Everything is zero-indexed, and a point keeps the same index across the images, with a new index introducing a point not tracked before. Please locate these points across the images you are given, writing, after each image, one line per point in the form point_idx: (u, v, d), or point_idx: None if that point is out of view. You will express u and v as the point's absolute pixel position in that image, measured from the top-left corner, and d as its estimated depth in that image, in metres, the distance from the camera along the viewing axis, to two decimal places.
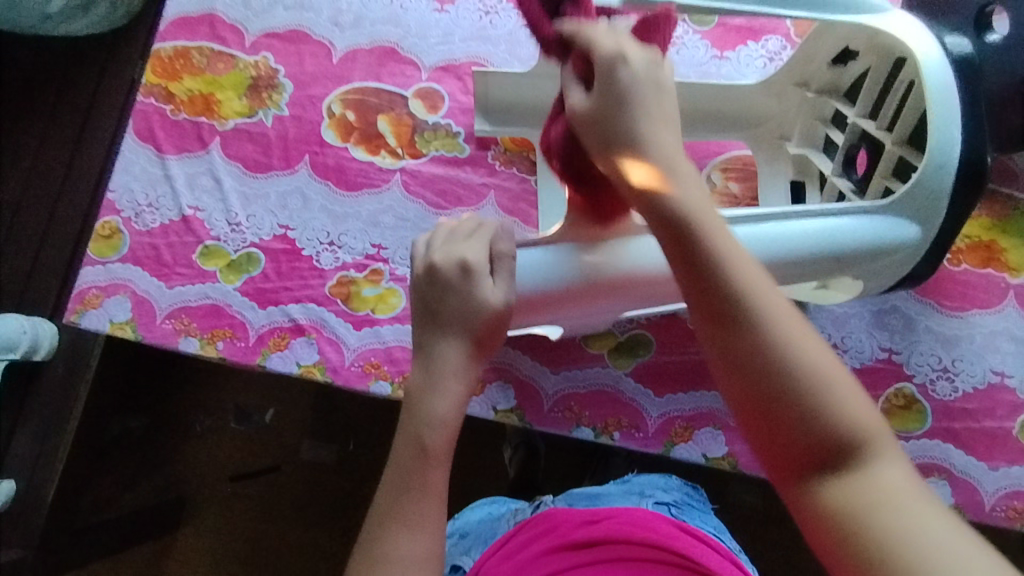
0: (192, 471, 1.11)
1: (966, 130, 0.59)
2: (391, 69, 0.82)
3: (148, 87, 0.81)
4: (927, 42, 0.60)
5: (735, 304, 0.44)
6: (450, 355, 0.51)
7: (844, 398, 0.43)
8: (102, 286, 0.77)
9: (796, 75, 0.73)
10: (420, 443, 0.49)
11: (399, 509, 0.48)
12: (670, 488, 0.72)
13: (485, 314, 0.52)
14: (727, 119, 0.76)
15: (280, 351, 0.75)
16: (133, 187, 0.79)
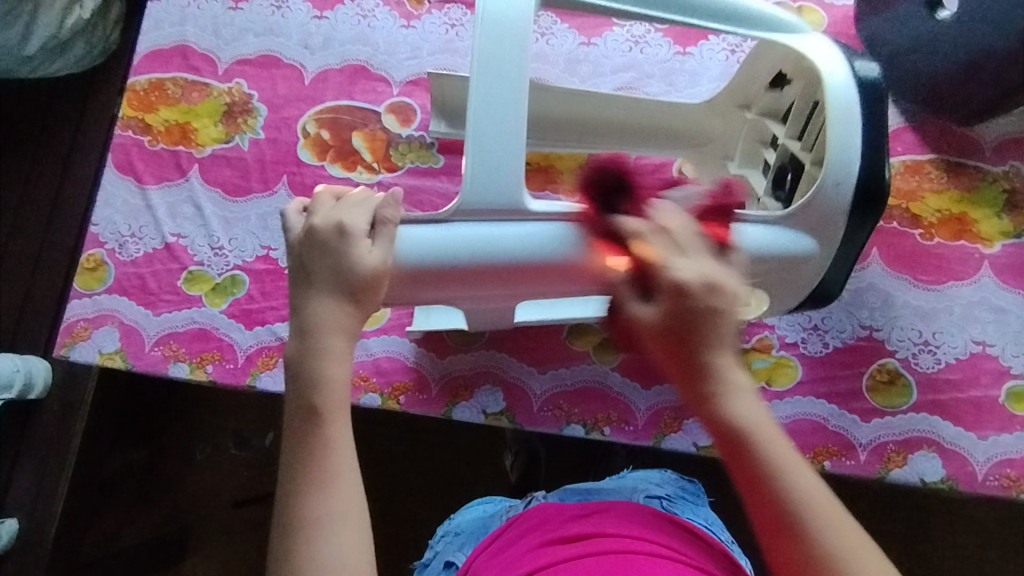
0: (194, 501, 1.10)
1: (865, 156, 0.58)
2: (363, 87, 0.84)
3: (125, 121, 0.83)
4: (834, 66, 0.59)
5: (728, 422, 0.50)
6: (325, 313, 0.53)
7: (830, 515, 0.47)
8: (90, 317, 0.78)
9: (738, 95, 0.72)
10: (312, 407, 0.50)
11: (308, 476, 0.48)
12: (663, 483, 0.72)
13: (357, 272, 0.53)
14: (670, 137, 0.75)
15: (269, 371, 0.75)
16: (116, 219, 0.80)
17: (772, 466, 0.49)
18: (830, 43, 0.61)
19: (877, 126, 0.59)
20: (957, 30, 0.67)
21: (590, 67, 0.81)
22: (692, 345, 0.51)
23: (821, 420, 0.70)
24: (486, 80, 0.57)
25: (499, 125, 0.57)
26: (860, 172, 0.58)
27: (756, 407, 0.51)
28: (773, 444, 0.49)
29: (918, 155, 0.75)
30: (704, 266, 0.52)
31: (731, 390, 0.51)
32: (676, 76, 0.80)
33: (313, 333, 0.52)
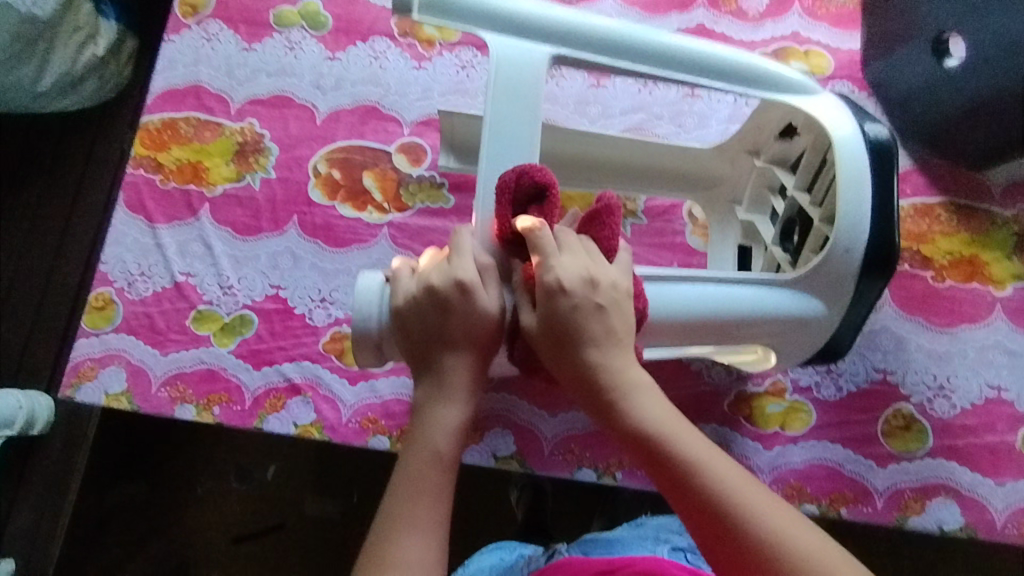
0: (195, 538, 1.08)
1: (875, 217, 0.58)
2: (374, 127, 0.84)
3: (137, 159, 0.83)
4: (845, 125, 0.60)
5: (637, 428, 0.50)
6: (456, 368, 0.52)
7: (760, 504, 0.47)
8: (97, 357, 0.77)
9: (748, 142, 0.72)
10: (437, 450, 0.50)
11: (409, 515, 0.48)
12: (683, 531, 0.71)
13: (490, 326, 0.52)
14: (677, 179, 0.76)
15: (277, 413, 0.75)
16: (125, 258, 0.80)
17: (717, 477, 0.48)
18: (839, 102, 0.62)
19: (888, 183, 0.59)
20: (966, 77, 0.68)
21: (599, 108, 0.82)
22: (570, 353, 0.51)
23: (837, 465, 0.69)
24: (495, 141, 0.56)
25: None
26: (869, 230, 0.58)
27: (659, 407, 0.51)
28: (693, 442, 0.50)
29: (927, 197, 0.76)
30: (580, 264, 0.51)
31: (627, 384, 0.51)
32: (685, 118, 0.81)
33: (440, 380, 0.52)
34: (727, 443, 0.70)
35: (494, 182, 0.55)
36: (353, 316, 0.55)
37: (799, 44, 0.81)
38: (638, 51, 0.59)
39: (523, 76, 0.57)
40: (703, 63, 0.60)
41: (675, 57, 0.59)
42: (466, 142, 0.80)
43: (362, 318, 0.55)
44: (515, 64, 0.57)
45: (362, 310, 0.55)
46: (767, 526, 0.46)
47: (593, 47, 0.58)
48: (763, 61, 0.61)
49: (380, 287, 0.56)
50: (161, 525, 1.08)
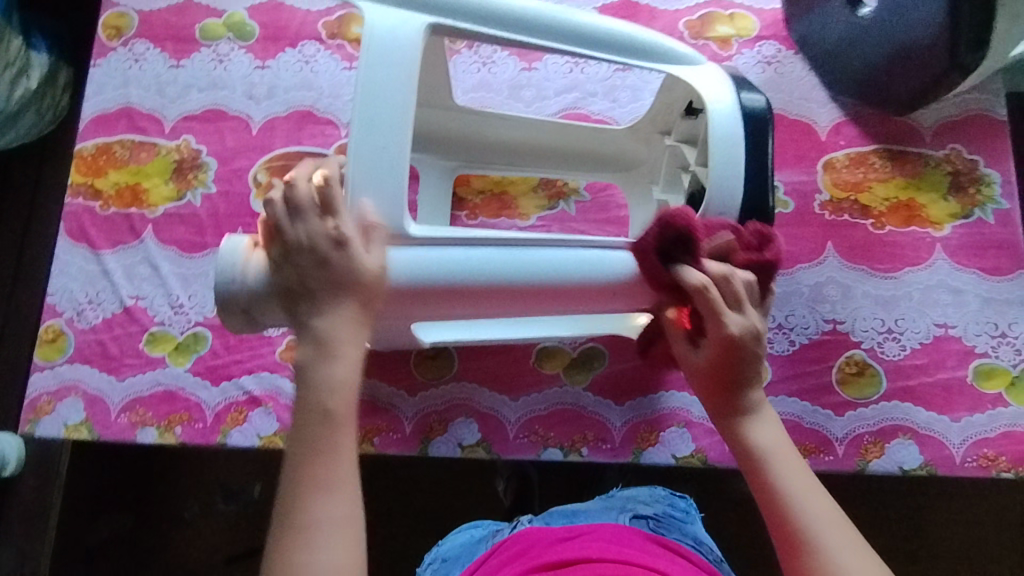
0: (187, 562, 1.08)
1: (749, 181, 0.61)
2: (311, 131, 0.84)
3: (75, 188, 0.82)
4: (723, 94, 0.61)
5: (749, 446, 0.56)
6: (335, 324, 0.51)
7: (817, 512, 0.52)
8: (53, 390, 0.76)
9: (660, 122, 0.73)
10: (327, 410, 0.49)
11: (311, 474, 0.48)
12: (653, 501, 0.72)
13: (366, 281, 0.52)
14: (598, 161, 0.76)
15: (238, 426, 0.74)
16: (72, 287, 0.79)
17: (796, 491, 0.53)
18: (723, 76, 0.63)
19: (761, 151, 0.61)
20: (881, 23, 0.70)
21: (533, 91, 0.82)
22: (733, 384, 0.57)
23: (796, 418, 0.70)
24: (367, 104, 0.54)
25: (381, 148, 0.54)
26: (742, 194, 0.60)
27: (772, 431, 0.57)
28: (771, 439, 0.56)
29: (861, 147, 0.77)
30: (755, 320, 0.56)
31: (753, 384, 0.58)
32: (617, 92, 0.82)
33: (320, 335, 0.51)
34: (687, 408, 0.72)
35: (366, 158, 0.54)
36: (216, 275, 0.56)
37: (722, 8, 0.81)
38: (545, 29, 0.59)
39: (399, 42, 0.55)
40: (609, 39, 0.61)
41: (576, 31, 0.60)
42: None
43: (222, 277, 0.56)
44: (388, 33, 0.55)
45: (223, 267, 0.56)
46: (815, 532, 0.51)
47: (474, 18, 0.58)
48: (656, 35, 0.62)
49: (246, 251, 0.57)
50: (151, 553, 1.08)
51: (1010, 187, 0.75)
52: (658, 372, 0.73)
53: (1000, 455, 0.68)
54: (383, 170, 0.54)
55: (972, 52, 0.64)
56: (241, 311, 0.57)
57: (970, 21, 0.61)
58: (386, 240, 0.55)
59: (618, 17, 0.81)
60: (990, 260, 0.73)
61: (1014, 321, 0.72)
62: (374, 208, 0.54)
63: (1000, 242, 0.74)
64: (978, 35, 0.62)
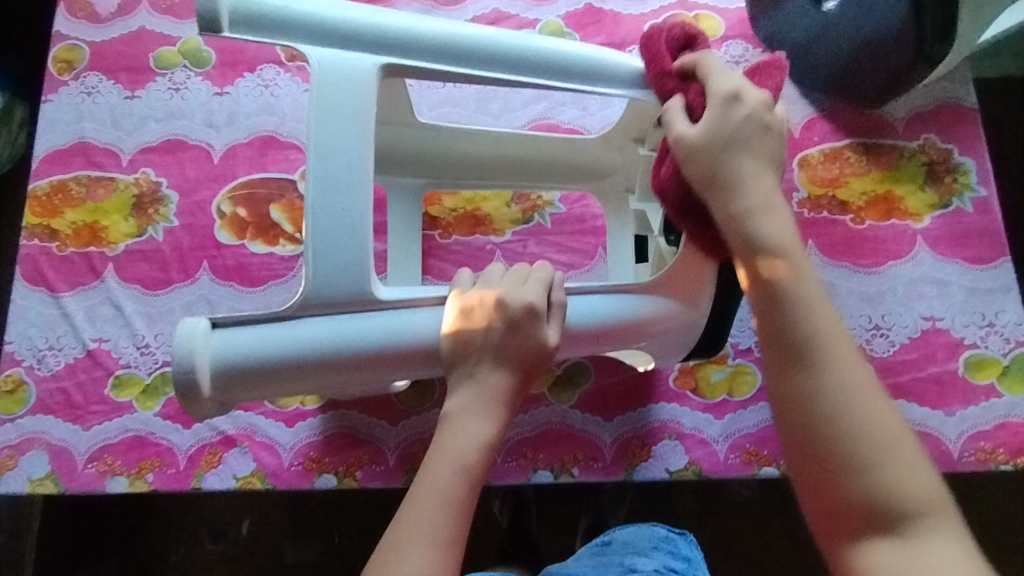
0: None
1: None
2: (275, 157, 0.81)
3: (29, 229, 0.79)
4: None
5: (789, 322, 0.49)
6: (495, 377, 0.54)
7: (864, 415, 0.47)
8: (15, 444, 0.73)
9: (632, 130, 0.70)
10: (467, 460, 0.51)
11: (402, 536, 0.48)
12: (651, 551, 0.68)
13: (533, 352, 0.54)
14: (571, 171, 0.74)
15: (214, 469, 0.71)
16: (31, 334, 0.76)
17: (851, 412, 0.47)
18: None
19: None
20: (846, 15, 0.68)
21: (501, 104, 0.80)
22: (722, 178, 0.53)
23: None
24: (323, 161, 0.53)
25: (342, 208, 0.53)
26: None
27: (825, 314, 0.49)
28: (834, 350, 0.48)
29: (836, 142, 0.76)
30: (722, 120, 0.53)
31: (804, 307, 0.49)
32: (587, 100, 0.80)
33: (471, 383, 0.54)
34: (677, 418, 0.70)
35: (321, 213, 0.52)
36: (174, 368, 0.51)
37: (687, 10, 0.81)
38: (504, 59, 0.57)
39: (351, 91, 0.54)
40: (568, 67, 0.59)
41: (533, 61, 0.58)
42: None
43: (183, 370, 0.51)
44: (340, 77, 0.54)
45: (181, 360, 0.51)
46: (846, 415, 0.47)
47: (425, 55, 0.56)
48: (616, 54, 0.60)
49: (205, 335, 0.52)
50: None
51: (986, 174, 0.75)
52: (644, 384, 0.71)
53: (997, 447, 0.67)
54: (346, 234, 0.53)
55: (940, 44, 0.64)
56: (214, 401, 0.54)
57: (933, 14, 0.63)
58: (355, 304, 0.53)
59: (582, 24, 0.80)
60: (972, 248, 0.73)
61: (1000, 309, 0.71)
62: (330, 270, 0.53)
63: (980, 230, 0.73)
64: (944, 24, 0.63)
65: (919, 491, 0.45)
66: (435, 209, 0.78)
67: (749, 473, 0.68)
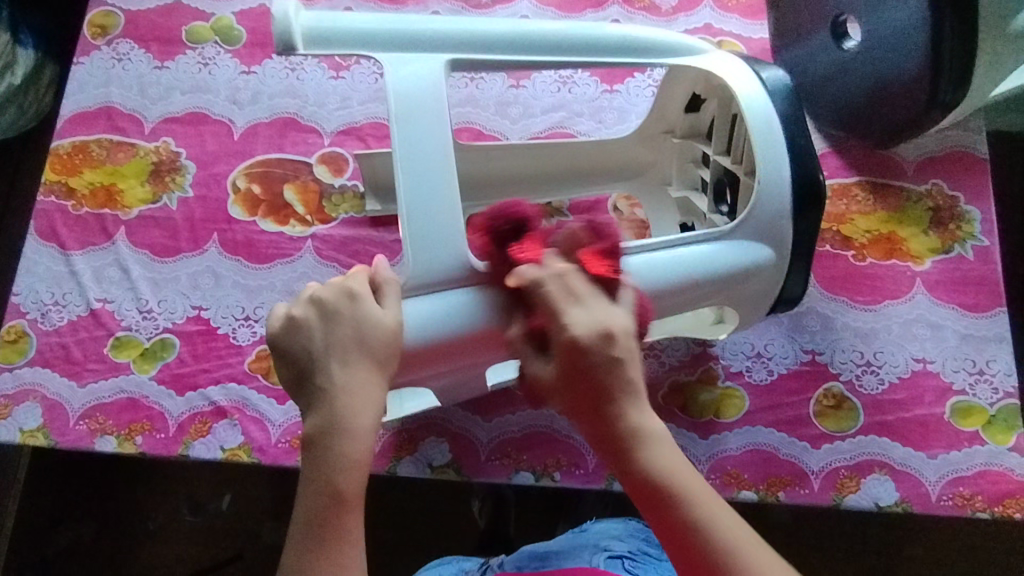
0: None
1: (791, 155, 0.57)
2: (293, 139, 0.82)
3: (47, 185, 0.81)
4: (746, 79, 0.59)
5: (644, 477, 0.46)
6: (353, 387, 0.49)
7: None
8: (10, 393, 0.74)
9: (663, 122, 0.73)
10: (336, 491, 0.46)
11: (309, 549, 0.45)
12: (627, 537, 0.71)
13: (385, 334, 0.51)
14: (605, 173, 0.77)
15: (202, 438, 0.72)
16: (38, 288, 0.77)
17: (715, 541, 0.44)
18: (739, 63, 0.61)
19: (798, 126, 0.58)
20: (868, 55, 0.70)
21: (519, 109, 0.81)
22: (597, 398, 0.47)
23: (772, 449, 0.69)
24: (410, 188, 0.55)
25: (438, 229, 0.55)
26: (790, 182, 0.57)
27: (670, 458, 0.47)
28: (686, 485, 0.46)
29: (844, 179, 0.77)
30: (602, 318, 0.48)
31: (677, 479, 0.46)
32: (604, 113, 0.81)
33: (334, 427, 0.48)
34: None
35: (417, 238, 0.55)
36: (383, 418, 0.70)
37: (712, 35, 0.82)
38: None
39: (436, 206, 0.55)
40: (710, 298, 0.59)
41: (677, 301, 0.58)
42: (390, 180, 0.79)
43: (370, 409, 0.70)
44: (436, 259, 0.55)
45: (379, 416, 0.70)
46: None
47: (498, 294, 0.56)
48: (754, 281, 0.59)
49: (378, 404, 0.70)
50: (110, 570, 1.04)
51: (990, 225, 0.76)
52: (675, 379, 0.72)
53: (976, 494, 0.67)
54: (440, 236, 0.55)
55: (950, 90, 0.64)
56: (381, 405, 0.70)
57: (952, 62, 0.63)
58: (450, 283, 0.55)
59: None
60: (969, 296, 0.73)
61: (991, 358, 0.71)
62: (427, 257, 0.55)
63: (979, 279, 0.74)
64: (957, 76, 0.64)
65: None
66: None
67: (728, 495, 0.68)
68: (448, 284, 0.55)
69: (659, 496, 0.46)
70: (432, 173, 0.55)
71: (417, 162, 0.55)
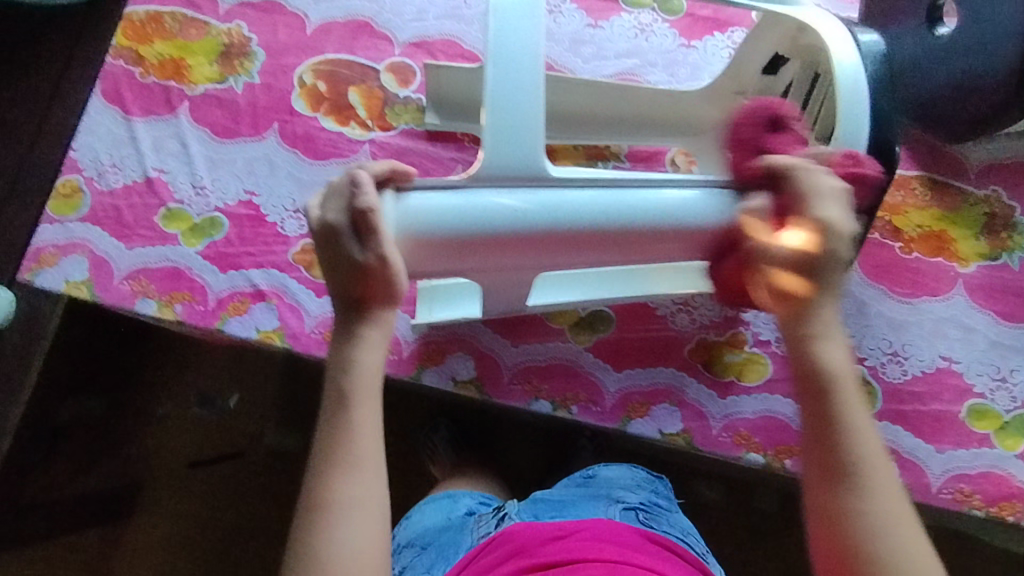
0: (146, 457, 1.09)
1: (875, 118, 0.58)
2: (365, 43, 0.82)
3: (118, 50, 0.81)
4: (844, 40, 0.59)
5: (819, 364, 0.51)
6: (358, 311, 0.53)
7: (892, 509, 0.47)
8: (60, 244, 0.76)
9: (738, 83, 0.73)
10: (341, 390, 0.50)
11: (329, 455, 0.49)
12: (637, 489, 0.73)
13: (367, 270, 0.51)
14: (666, 127, 0.77)
15: (239, 316, 0.74)
16: (97, 147, 0.78)
17: (864, 453, 0.48)
18: (835, 19, 0.61)
19: (886, 88, 0.59)
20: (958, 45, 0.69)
21: (593, 49, 0.81)
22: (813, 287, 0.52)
23: (785, 419, 0.71)
24: (498, 83, 0.55)
25: (516, 129, 0.54)
26: (870, 142, 0.58)
27: (845, 356, 0.52)
28: (852, 400, 0.50)
29: (905, 170, 0.77)
30: (840, 218, 0.52)
31: (836, 370, 0.51)
32: (678, 68, 0.80)
33: (349, 340, 0.52)
34: (683, 387, 0.72)
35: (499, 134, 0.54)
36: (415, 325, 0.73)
37: None
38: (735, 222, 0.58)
39: (520, 109, 0.55)
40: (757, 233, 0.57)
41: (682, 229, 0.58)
42: (452, 98, 0.79)
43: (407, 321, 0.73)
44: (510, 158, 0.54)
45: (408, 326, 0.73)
46: (885, 520, 0.47)
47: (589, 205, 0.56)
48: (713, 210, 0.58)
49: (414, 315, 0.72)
50: (111, 444, 1.08)
51: None
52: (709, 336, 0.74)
53: (975, 493, 0.69)
54: (522, 131, 0.54)
55: None
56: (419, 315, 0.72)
57: None
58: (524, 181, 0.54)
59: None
60: (1006, 305, 0.74)
61: (1016, 368, 0.72)
62: (506, 151, 0.54)
63: (1020, 290, 0.74)
64: None
65: (918, 553, 0.46)
66: None
67: (736, 454, 0.70)
68: (523, 184, 0.55)
69: (830, 371, 0.51)
70: (521, 65, 0.55)
71: (508, 63, 0.55)
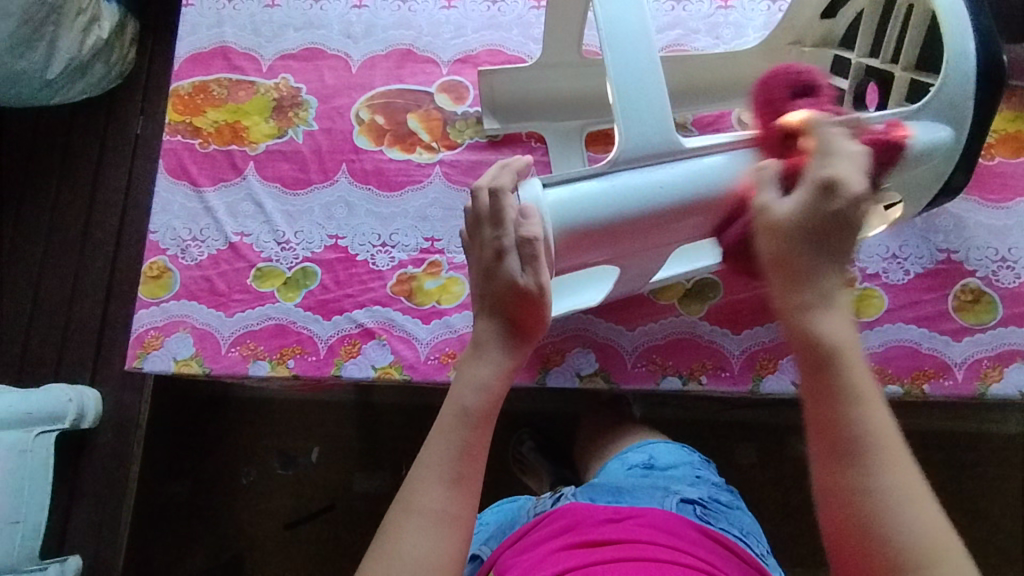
0: (246, 528, 1.05)
1: (977, 34, 0.60)
2: (412, 70, 0.83)
3: (173, 126, 0.82)
4: None
5: (827, 338, 0.50)
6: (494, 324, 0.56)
7: (915, 503, 0.45)
8: (160, 325, 0.75)
9: (792, 33, 0.73)
10: (454, 411, 0.52)
11: (429, 461, 0.51)
12: (697, 487, 0.68)
13: (513, 288, 0.54)
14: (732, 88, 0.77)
15: (353, 358, 0.74)
16: (175, 224, 0.79)
17: (868, 428, 0.47)
18: None
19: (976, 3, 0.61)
20: None
21: None
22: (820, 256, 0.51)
23: (914, 344, 0.71)
24: (619, 73, 0.57)
25: (645, 111, 0.57)
26: (978, 55, 0.60)
27: (846, 328, 0.50)
28: (858, 370, 0.49)
29: None
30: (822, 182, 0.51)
31: (844, 346, 0.50)
32: (721, 29, 0.81)
33: (479, 352, 0.55)
34: None
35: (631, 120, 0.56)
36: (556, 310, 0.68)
37: None
38: None
39: (645, 91, 0.57)
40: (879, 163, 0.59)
41: None
42: (508, 102, 0.79)
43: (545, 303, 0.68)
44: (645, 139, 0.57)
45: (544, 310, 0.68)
46: (907, 510, 0.45)
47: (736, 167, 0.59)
48: None
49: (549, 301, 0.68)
50: (204, 523, 1.05)
51: None
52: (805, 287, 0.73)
53: None
54: (651, 111, 0.57)
55: None
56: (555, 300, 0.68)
57: None
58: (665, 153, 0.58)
59: None
60: None
61: None
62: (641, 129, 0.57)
63: None
64: None
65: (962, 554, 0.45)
66: (567, 128, 0.79)
67: (874, 390, 0.70)
68: (665, 157, 0.58)
69: (844, 343, 0.50)
70: (637, 45, 0.57)
71: (624, 48, 0.57)
